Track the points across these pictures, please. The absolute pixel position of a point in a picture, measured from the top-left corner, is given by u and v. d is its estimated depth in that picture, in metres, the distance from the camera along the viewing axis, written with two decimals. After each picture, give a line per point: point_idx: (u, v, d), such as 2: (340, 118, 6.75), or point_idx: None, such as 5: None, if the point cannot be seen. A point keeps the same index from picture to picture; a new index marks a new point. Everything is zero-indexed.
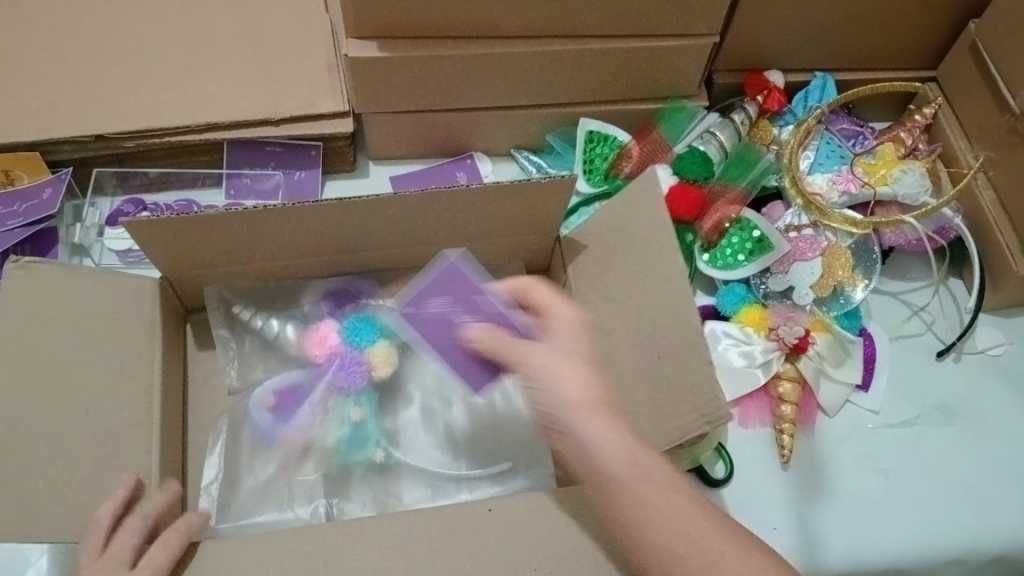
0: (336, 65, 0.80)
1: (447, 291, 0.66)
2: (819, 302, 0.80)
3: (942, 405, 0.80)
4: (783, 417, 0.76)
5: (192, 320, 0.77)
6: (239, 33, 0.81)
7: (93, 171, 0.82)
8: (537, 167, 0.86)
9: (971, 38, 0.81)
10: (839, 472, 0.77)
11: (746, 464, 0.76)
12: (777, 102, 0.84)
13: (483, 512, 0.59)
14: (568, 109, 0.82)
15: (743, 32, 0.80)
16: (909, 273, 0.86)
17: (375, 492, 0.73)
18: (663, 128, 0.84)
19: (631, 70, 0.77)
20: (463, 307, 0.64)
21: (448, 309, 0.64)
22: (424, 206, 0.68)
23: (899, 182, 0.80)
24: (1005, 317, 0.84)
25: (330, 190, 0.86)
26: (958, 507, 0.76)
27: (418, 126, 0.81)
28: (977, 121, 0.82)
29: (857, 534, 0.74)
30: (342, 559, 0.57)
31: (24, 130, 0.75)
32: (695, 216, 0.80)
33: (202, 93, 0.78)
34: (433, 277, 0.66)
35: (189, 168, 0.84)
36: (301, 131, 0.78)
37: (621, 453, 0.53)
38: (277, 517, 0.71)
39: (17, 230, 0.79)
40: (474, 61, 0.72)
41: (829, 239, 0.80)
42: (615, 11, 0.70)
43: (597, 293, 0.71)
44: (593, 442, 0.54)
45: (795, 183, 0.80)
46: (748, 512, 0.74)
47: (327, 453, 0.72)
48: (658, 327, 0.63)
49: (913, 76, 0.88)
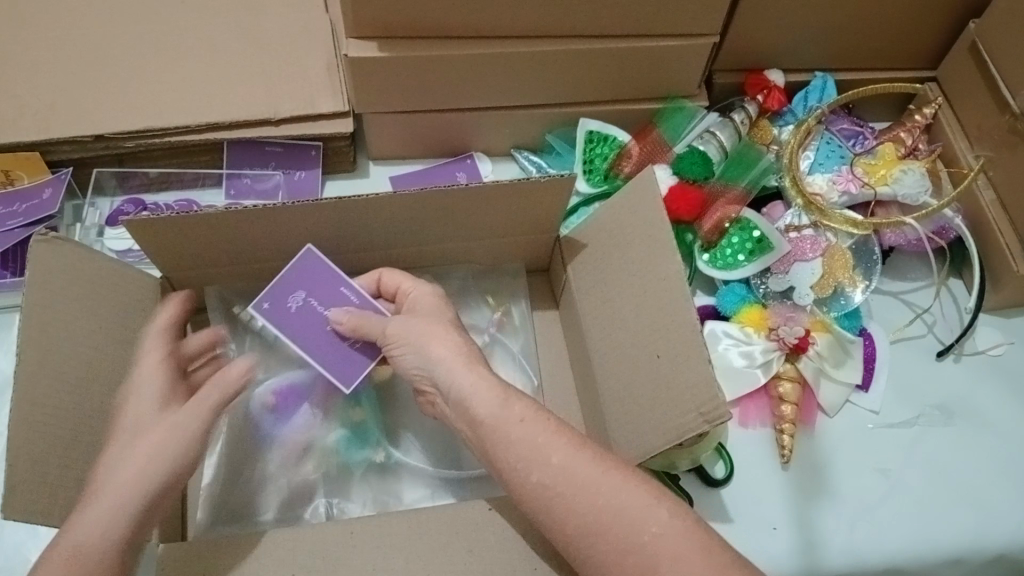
0: (336, 65, 0.80)
1: (305, 284, 0.69)
2: (819, 302, 0.80)
3: (942, 405, 0.80)
4: (783, 417, 0.76)
5: (193, 320, 0.78)
6: (239, 33, 0.81)
7: (93, 171, 0.82)
8: (537, 167, 0.86)
9: (971, 38, 0.81)
10: (840, 473, 0.77)
11: (745, 464, 0.76)
12: (776, 100, 0.84)
13: (482, 511, 0.59)
14: (568, 108, 0.82)
15: (743, 33, 0.80)
16: (908, 273, 0.86)
17: (375, 492, 0.73)
18: (663, 128, 0.84)
19: (630, 70, 0.77)
20: (321, 300, 0.69)
21: (304, 302, 0.68)
22: (423, 206, 0.68)
23: (899, 181, 0.80)
24: (1006, 318, 0.84)
25: (330, 190, 0.86)
26: (958, 507, 0.76)
27: (417, 126, 0.81)
28: (977, 121, 0.82)
29: (858, 535, 0.74)
30: (341, 558, 0.57)
31: (24, 130, 0.75)
32: (695, 216, 0.80)
33: (201, 93, 0.78)
34: (290, 270, 0.69)
35: (189, 168, 0.84)
36: (300, 131, 0.78)
37: (483, 403, 0.56)
38: (276, 519, 0.70)
39: (17, 230, 0.79)
40: (474, 60, 0.72)
41: (829, 240, 0.80)
42: (615, 11, 0.70)
43: (597, 294, 0.71)
44: (464, 393, 0.57)
45: (795, 183, 0.80)
46: (748, 513, 0.74)
47: (326, 452, 0.73)
48: (658, 326, 0.63)
49: (913, 76, 0.88)
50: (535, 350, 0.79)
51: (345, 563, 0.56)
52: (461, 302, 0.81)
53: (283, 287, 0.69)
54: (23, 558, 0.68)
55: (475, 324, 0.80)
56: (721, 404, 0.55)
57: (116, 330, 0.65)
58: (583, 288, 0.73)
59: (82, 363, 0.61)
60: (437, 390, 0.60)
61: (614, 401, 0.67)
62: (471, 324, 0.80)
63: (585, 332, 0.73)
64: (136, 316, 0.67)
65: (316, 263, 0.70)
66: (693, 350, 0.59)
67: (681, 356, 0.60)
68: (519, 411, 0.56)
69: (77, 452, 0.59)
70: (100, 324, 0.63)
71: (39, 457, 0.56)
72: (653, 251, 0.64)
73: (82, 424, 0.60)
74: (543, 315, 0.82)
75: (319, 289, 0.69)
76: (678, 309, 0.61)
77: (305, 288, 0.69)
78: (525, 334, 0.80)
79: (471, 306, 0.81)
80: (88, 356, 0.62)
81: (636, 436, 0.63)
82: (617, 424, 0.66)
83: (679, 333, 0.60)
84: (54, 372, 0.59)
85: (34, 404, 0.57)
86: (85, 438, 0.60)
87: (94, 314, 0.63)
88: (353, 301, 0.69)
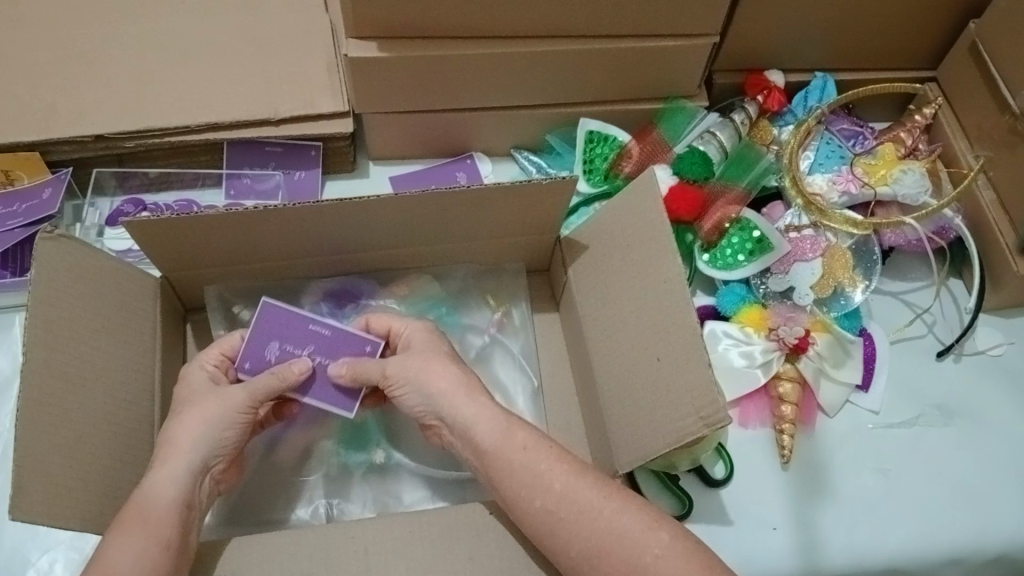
0: (336, 66, 0.80)
1: (275, 335, 0.66)
2: (819, 302, 0.80)
3: (942, 405, 0.80)
4: (783, 417, 0.76)
5: (193, 319, 0.78)
6: (239, 33, 0.81)
7: (93, 171, 0.82)
8: (537, 168, 0.86)
9: (971, 38, 0.81)
10: (840, 473, 0.77)
11: (745, 463, 0.76)
12: (778, 101, 0.84)
13: (483, 514, 0.59)
14: (568, 108, 0.82)
15: (743, 33, 0.80)
16: (909, 273, 0.86)
17: (375, 493, 0.72)
18: (663, 129, 0.84)
19: (630, 70, 0.77)
20: (295, 345, 0.66)
21: (284, 354, 0.66)
22: (424, 207, 0.68)
23: (899, 182, 0.80)
24: (1005, 317, 0.84)
25: (330, 190, 0.86)
26: (959, 508, 0.76)
27: (417, 126, 0.81)
28: (976, 121, 0.82)
29: (857, 535, 0.74)
30: (342, 561, 0.57)
31: (24, 130, 0.75)
32: (695, 216, 0.80)
33: (201, 94, 0.78)
34: (253, 329, 0.66)
35: (189, 168, 0.84)
36: (300, 131, 0.78)
37: (488, 426, 0.59)
38: (277, 520, 0.70)
39: (17, 230, 0.79)
40: (474, 61, 0.72)
41: (829, 240, 0.80)
42: (616, 10, 0.70)
43: (597, 296, 0.71)
44: (471, 419, 0.60)
45: (795, 184, 0.80)
46: (748, 513, 0.74)
47: (326, 453, 0.73)
48: (657, 328, 0.63)
49: (913, 76, 0.88)
50: (534, 350, 0.80)
51: (347, 566, 0.56)
52: (461, 303, 0.81)
53: (253, 347, 0.66)
54: (22, 558, 0.68)
55: (474, 325, 0.81)
56: (721, 406, 0.55)
57: (117, 331, 0.65)
58: (583, 289, 0.73)
59: (84, 363, 0.61)
60: (444, 420, 0.62)
61: (614, 403, 0.67)
62: (471, 324, 0.80)
63: (585, 333, 0.73)
64: (138, 317, 0.67)
65: (276, 312, 0.66)
66: (693, 352, 0.59)
67: (681, 359, 0.60)
68: (523, 437, 0.58)
69: (78, 452, 0.59)
70: (102, 324, 0.63)
71: (42, 457, 0.56)
72: (653, 252, 0.64)
73: (84, 425, 0.60)
74: (543, 316, 0.82)
75: (288, 334, 0.66)
76: (679, 310, 0.61)
77: (275, 337, 0.66)
78: (524, 334, 0.80)
79: (472, 306, 0.81)
80: (89, 356, 0.62)
81: (636, 438, 0.64)
82: (618, 425, 0.66)
83: (680, 335, 0.60)
84: (56, 372, 0.59)
85: (37, 404, 0.57)
86: (87, 439, 0.60)
87: (97, 314, 0.63)
88: (326, 333, 0.67)
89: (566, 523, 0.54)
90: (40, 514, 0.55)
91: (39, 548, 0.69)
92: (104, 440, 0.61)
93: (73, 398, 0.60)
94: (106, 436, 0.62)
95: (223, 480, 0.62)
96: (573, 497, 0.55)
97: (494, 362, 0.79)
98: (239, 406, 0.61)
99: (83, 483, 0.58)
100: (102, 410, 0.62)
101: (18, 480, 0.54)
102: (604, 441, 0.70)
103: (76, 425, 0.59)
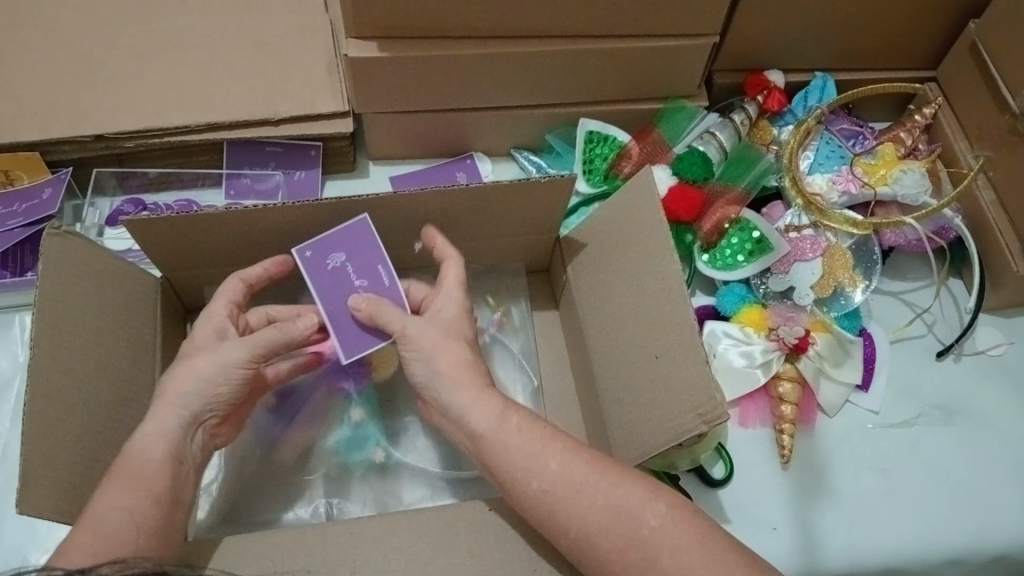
0: (337, 66, 0.80)
1: (348, 247, 0.66)
2: (820, 302, 0.80)
3: (942, 405, 0.80)
4: (783, 417, 0.76)
5: (193, 319, 0.78)
6: (239, 33, 0.81)
7: (93, 171, 0.82)
8: (536, 167, 0.86)
9: (971, 38, 0.81)
10: (840, 473, 0.77)
11: (745, 462, 0.76)
12: (777, 102, 0.83)
13: (483, 511, 0.58)
14: (568, 109, 0.82)
15: (744, 33, 0.80)
16: (909, 273, 0.87)
17: (375, 492, 0.72)
18: (663, 129, 0.84)
19: (631, 70, 0.77)
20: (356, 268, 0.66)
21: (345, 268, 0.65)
22: (423, 206, 0.68)
23: (899, 182, 0.79)
24: (1005, 317, 0.84)
25: (330, 190, 0.86)
26: (959, 506, 0.76)
27: (417, 126, 0.81)
28: (977, 121, 0.82)
29: (857, 534, 0.74)
30: (341, 558, 0.55)
31: (24, 130, 0.75)
32: (695, 216, 0.80)
33: (201, 93, 0.78)
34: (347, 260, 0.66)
35: (190, 168, 0.84)
36: (300, 131, 0.78)
37: None
38: (278, 518, 0.70)
39: (17, 230, 0.79)
40: (473, 61, 0.72)
41: (829, 240, 0.80)
42: (618, 10, 0.70)
43: (597, 294, 0.71)
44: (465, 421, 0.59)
45: (795, 184, 0.80)
46: (748, 513, 0.74)
47: (326, 453, 0.73)
48: (657, 327, 0.63)
49: (913, 76, 0.88)
50: (534, 350, 0.80)
51: (345, 563, 0.54)
52: None
53: (330, 240, 0.66)
54: (22, 558, 0.68)
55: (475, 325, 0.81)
56: (719, 405, 0.55)
57: (120, 330, 0.64)
58: (583, 288, 0.73)
59: (86, 360, 0.61)
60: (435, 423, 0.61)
61: (614, 402, 0.67)
62: (471, 324, 0.81)
63: (585, 333, 0.73)
64: (139, 315, 0.67)
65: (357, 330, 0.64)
66: (691, 352, 0.59)
67: (681, 357, 0.60)
68: None
69: (79, 451, 0.58)
70: (106, 320, 0.63)
71: (47, 453, 0.56)
72: (653, 251, 0.64)
73: (86, 422, 0.60)
74: (543, 316, 0.82)
75: (358, 254, 0.66)
76: (678, 311, 0.60)
77: (345, 249, 0.66)
78: (525, 335, 0.80)
79: (472, 306, 0.81)
80: (92, 356, 0.61)
81: (636, 436, 0.63)
82: (618, 424, 0.66)
83: (679, 336, 0.60)
84: (61, 369, 0.58)
85: (43, 402, 0.56)
86: (90, 435, 0.60)
87: (98, 312, 0.63)
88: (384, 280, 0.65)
89: (565, 508, 0.52)
90: (46, 508, 0.54)
91: (39, 548, 0.68)
92: (105, 437, 0.61)
93: (76, 398, 0.59)
94: (109, 433, 0.62)
95: (220, 434, 0.62)
96: (562, 480, 0.53)
97: (494, 361, 0.79)
98: (238, 360, 0.59)
99: (85, 477, 0.58)
100: (104, 409, 0.62)
101: (24, 475, 0.53)
102: (605, 442, 0.70)
103: (78, 423, 0.59)
